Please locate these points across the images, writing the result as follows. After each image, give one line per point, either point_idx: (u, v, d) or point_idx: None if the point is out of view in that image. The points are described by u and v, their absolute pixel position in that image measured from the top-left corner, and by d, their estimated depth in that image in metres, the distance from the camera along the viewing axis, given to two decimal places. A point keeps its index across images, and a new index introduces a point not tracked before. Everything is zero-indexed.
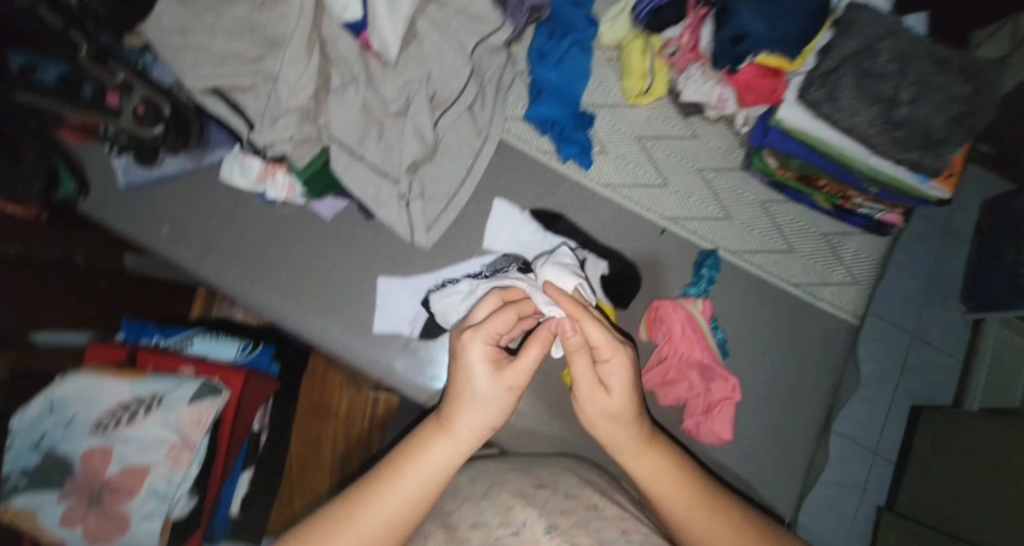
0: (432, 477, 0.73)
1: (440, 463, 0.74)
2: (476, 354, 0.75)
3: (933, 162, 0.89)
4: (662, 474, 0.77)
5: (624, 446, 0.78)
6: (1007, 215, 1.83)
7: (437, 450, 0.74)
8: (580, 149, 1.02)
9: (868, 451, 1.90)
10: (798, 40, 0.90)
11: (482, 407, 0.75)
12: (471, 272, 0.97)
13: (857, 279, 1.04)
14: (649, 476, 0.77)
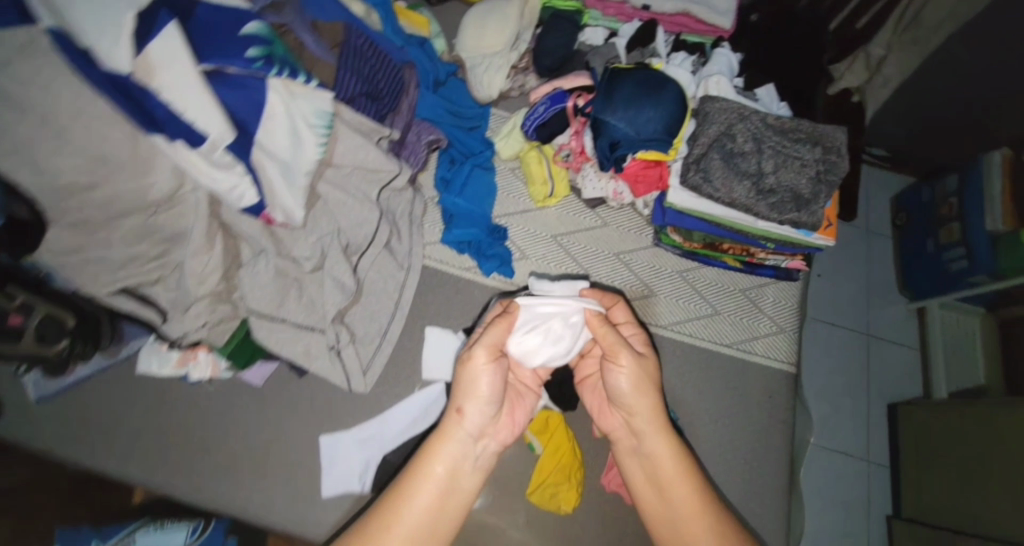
0: (449, 473, 0.76)
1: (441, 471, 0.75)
2: (478, 362, 0.77)
3: (809, 218, 0.98)
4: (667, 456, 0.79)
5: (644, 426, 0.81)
6: (917, 206, 1.77)
7: (440, 459, 0.76)
8: (500, 261, 1.06)
9: (863, 462, 1.70)
10: (666, 136, 0.99)
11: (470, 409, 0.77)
12: (417, 409, 0.96)
13: (782, 327, 1.10)
14: (659, 455, 0.80)
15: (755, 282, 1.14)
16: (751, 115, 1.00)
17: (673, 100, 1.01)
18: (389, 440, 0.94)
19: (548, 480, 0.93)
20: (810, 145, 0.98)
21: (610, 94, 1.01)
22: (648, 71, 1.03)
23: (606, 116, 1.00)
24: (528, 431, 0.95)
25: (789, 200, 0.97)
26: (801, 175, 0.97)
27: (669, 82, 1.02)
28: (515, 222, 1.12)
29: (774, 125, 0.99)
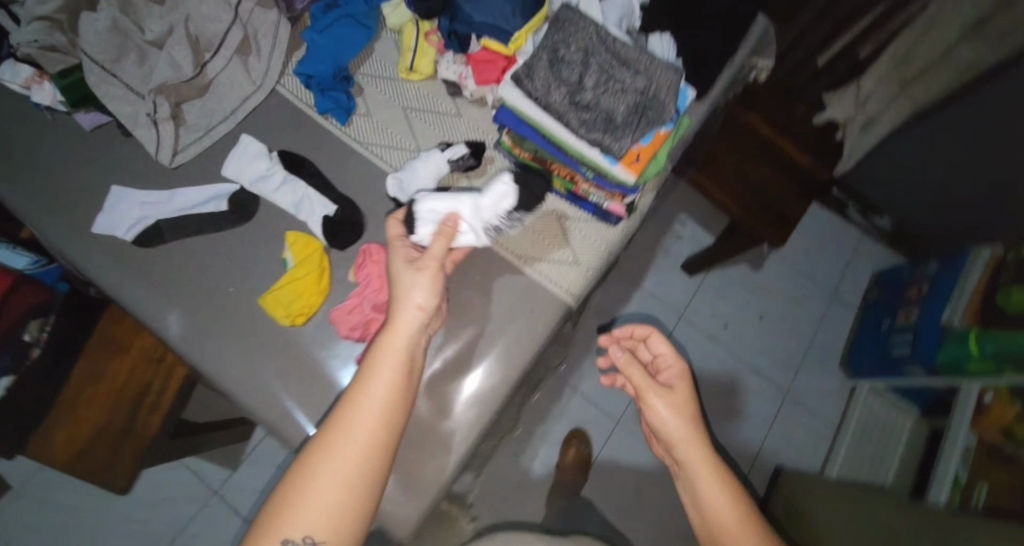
0: (395, 357, 0.87)
1: (732, 511, 0.86)
2: (397, 257, 0.94)
3: (611, 146, 0.97)
4: (744, 544, 0.83)
5: (727, 523, 0.86)
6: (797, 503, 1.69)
7: (722, 484, 0.89)
8: (333, 104, 1.11)
9: None
10: (506, 26, 1.00)
11: (699, 484, 0.90)
12: (203, 197, 1.03)
13: (578, 261, 1.10)
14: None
15: (574, 214, 1.13)
16: (599, 30, 0.99)
17: None
18: (164, 212, 1.01)
19: (283, 294, 0.97)
20: (643, 75, 0.97)
21: None
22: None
23: None
24: (285, 246, 1.00)
25: (600, 123, 0.97)
26: (620, 101, 0.96)
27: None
28: (375, 84, 1.17)
29: (617, 47, 0.99)
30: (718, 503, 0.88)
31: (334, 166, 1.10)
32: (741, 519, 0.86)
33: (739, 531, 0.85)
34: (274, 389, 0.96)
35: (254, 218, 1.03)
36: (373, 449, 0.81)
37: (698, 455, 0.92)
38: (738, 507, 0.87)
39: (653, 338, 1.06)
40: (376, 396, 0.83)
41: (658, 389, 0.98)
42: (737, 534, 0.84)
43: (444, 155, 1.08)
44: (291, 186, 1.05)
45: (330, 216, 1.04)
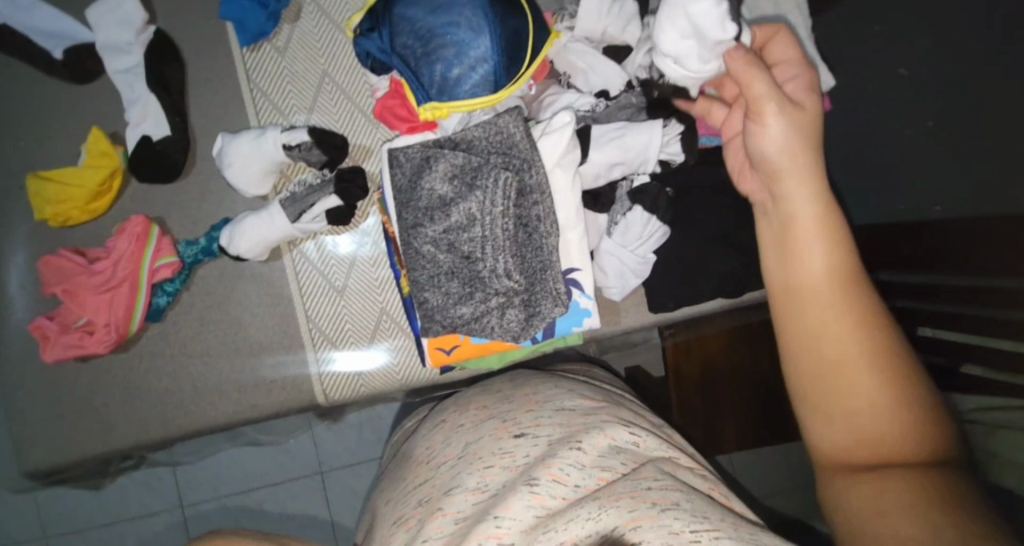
0: None
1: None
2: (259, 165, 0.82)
3: (427, 317, 0.71)
4: (870, 374, 0.49)
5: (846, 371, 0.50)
6: None
7: (873, 338, 0.50)
8: (238, 17, 0.87)
9: None
10: (435, 87, 0.70)
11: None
12: (55, 27, 0.87)
13: (359, 370, 0.90)
14: (855, 382, 0.50)
15: (402, 321, 0.91)
16: (524, 185, 0.68)
17: (484, 65, 0.70)
18: (7, 16, 0.86)
19: (44, 191, 0.83)
20: (517, 278, 0.68)
21: None
22: (514, 15, 0.70)
23: None
24: (85, 141, 0.85)
25: (427, 285, 0.70)
26: (466, 283, 0.69)
27: (508, 44, 0.70)
28: (314, 21, 0.90)
29: (524, 218, 0.69)
30: (816, 265, 0.54)
31: (207, 85, 0.89)
32: (844, 293, 0.52)
33: (839, 341, 0.51)
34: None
35: (90, 86, 0.87)
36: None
37: (819, 299, 0.53)
38: (880, 348, 0.50)
39: (773, 120, 0.57)
40: None
41: (784, 102, 0.57)
42: (866, 387, 0.49)
43: (279, 138, 0.82)
44: (135, 79, 0.86)
45: (153, 139, 0.86)
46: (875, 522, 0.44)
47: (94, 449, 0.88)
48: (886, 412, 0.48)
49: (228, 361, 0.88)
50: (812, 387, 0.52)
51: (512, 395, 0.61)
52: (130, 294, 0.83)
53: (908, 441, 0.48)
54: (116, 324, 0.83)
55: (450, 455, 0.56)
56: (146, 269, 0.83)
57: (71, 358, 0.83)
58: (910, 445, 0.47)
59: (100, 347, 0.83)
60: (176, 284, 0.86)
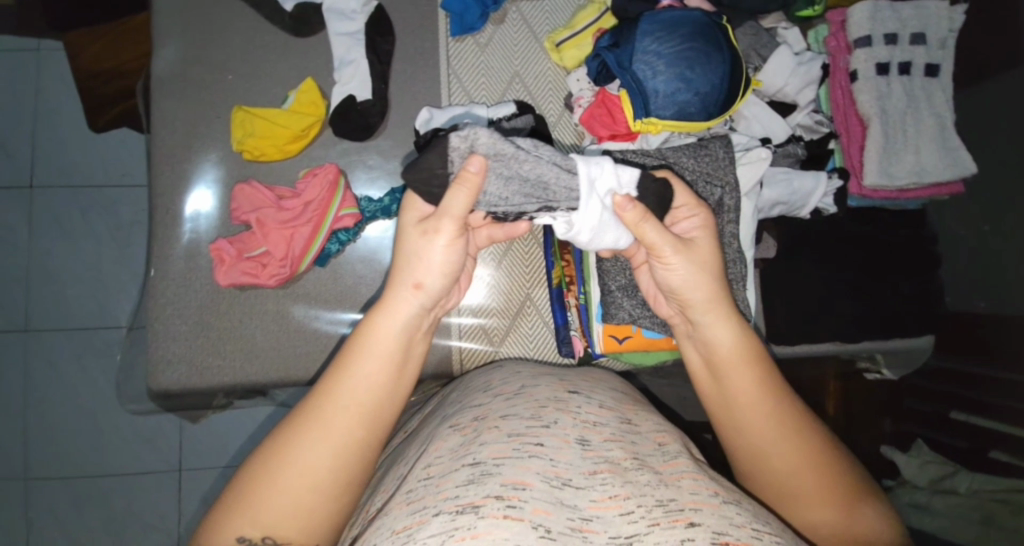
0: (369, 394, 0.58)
1: (392, 339, 0.60)
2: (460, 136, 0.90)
3: (612, 303, 0.78)
4: (763, 422, 0.59)
5: (747, 418, 0.60)
6: None
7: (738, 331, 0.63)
8: (459, 11, 0.96)
9: None
10: (658, 104, 0.79)
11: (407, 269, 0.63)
12: None
13: (496, 348, 0.94)
14: (758, 435, 0.59)
15: (544, 311, 0.96)
16: (723, 202, 0.77)
17: (705, 94, 0.79)
18: None
19: (250, 125, 0.88)
20: None
21: (688, 28, 0.79)
22: (731, 50, 0.80)
23: (654, 24, 0.80)
24: (296, 87, 0.91)
25: (622, 276, 0.77)
26: None
27: (728, 81, 0.79)
28: (518, 27, 0.99)
29: (544, 189, 0.63)
30: (738, 367, 0.61)
31: (411, 62, 0.97)
32: (738, 357, 0.62)
33: (773, 439, 0.59)
34: (176, 184, 0.89)
35: (306, 41, 0.94)
36: (372, 410, 0.58)
37: (747, 403, 0.60)
38: (766, 385, 0.60)
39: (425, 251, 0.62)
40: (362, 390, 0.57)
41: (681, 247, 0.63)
42: (756, 416, 0.60)
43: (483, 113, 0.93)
44: (353, 43, 0.93)
45: (358, 98, 0.92)
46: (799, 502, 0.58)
47: (228, 379, 0.88)
48: (807, 470, 0.58)
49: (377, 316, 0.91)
50: (731, 428, 0.61)
51: (585, 384, 0.74)
52: (310, 235, 0.86)
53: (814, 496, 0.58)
54: (291, 260, 0.86)
55: (513, 401, 0.65)
56: (331, 215, 0.87)
57: (240, 285, 0.86)
58: (808, 471, 0.58)
59: (269, 280, 0.86)
60: (349, 235, 0.90)
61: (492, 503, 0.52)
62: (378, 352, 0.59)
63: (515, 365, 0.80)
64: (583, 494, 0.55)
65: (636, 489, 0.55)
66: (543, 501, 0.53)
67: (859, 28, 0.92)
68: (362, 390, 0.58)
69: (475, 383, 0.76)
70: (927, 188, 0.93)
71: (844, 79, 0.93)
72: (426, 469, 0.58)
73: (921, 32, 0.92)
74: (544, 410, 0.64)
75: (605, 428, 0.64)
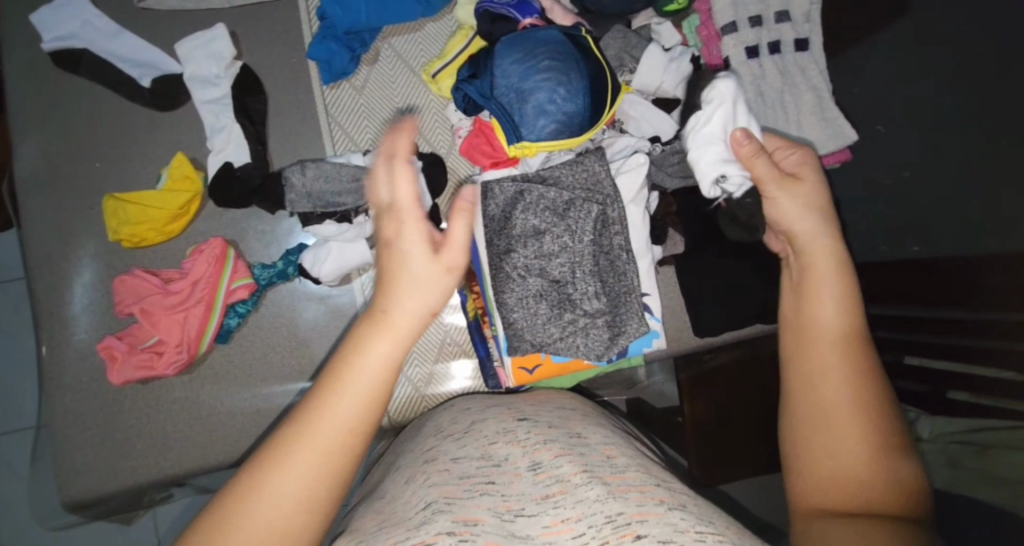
0: (365, 410, 0.43)
1: (387, 374, 0.44)
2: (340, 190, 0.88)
3: (514, 335, 0.76)
4: (842, 385, 0.53)
5: (832, 370, 0.54)
6: None
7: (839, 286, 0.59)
8: (326, 58, 0.94)
9: None
10: (527, 127, 0.78)
11: (421, 289, 0.46)
12: (141, 58, 0.91)
13: (422, 392, 0.92)
14: (830, 395, 0.54)
15: (465, 345, 0.94)
16: (607, 215, 0.76)
17: (573, 109, 0.78)
18: (96, 46, 0.90)
19: (121, 213, 0.85)
20: (603, 300, 0.75)
21: (545, 47, 0.78)
22: (591, 61, 0.79)
23: (510, 47, 0.79)
24: (166, 165, 0.88)
25: (518, 306, 0.75)
26: (557, 304, 0.74)
27: (594, 93, 0.79)
28: (392, 63, 0.98)
29: (360, 184, 0.87)
30: (829, 326, 0.57)
31: (287, 118, 0.94)
32: (846, 335, 0.56)
33: (844, 400, 0.53)
34: (55, 285, 0.85)
35: (173, 116, 0.91)
36: (346, 465, 0.42)
37: (831, 358, 0.55)
38: (850, 352, 0.55)
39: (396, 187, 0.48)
40: (344, 412, 0.42)
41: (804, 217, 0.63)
42: (832, 379, 0.54)
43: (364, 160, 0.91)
44: (220, 109, 0.91)
45: (234, 164, 0.89)
46: (843, 476, 0.51)
47: (143, 477, 0.85)
48: (864, 447, 0.51)
49: (290, 384, 0.88)
50: (802, 385, 0.56)
51: (531, 408, 0.73)
52: (203, 314, 0.84)
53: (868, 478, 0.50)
54: (187, 343, 0.83)
55: (464, 442, 0.66)
56: (223, 290, 0.84)
57: (137, 380, 0.82)
58: (872, 460, 0.51)
59: (167, 368, 0.82)
60: (247, 305, 0.87)
61: (444, 538, 0.48)
62: (361, 389, 0.43)
63: (465, 404, 0.78)
64: (532, 522, 0.53)
65: (586, 508, 0.53)
66: (494, 534, 0.50)
67: (723, 16, 0.92)
68: (334, 439, 0.42)
69: (427, 429, 0.76)
70: (817, 161, 0.93)
71: (719, 67, 0.94)
72: (381, 519, 0.56)
73: (784, 10, 0.92)
74: (494, 447, 0.64)
75: (555, 447, 0.63)
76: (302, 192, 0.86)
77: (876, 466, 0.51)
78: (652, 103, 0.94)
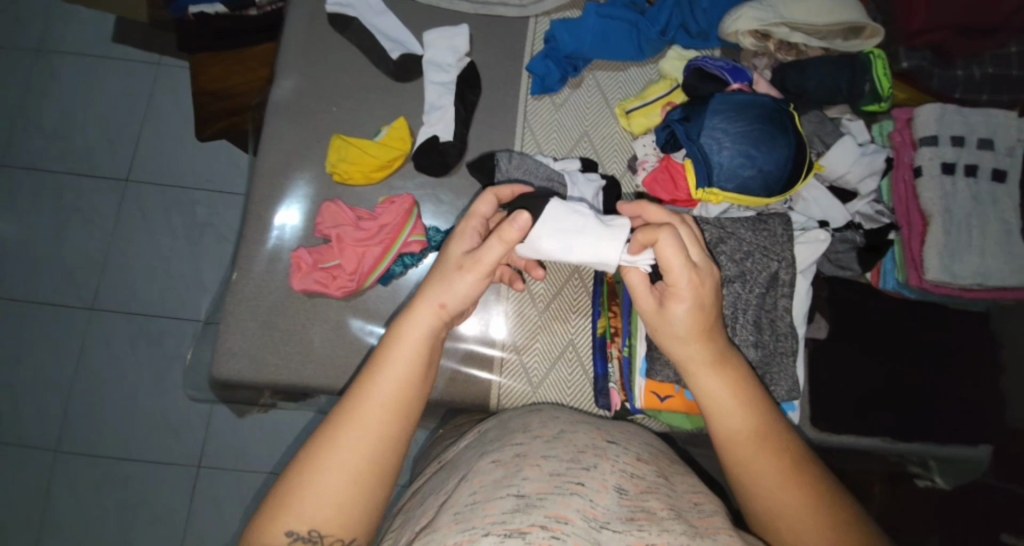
0: (394, 393, 0.61)
1: (411, 353, 0.63)
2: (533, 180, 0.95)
3: None
4: (757, 452, 0.57)
5: (738, 435, 0.58)
6: None
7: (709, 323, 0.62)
8: (541, 74, 1.06)
9: None
10: (720, 176, 0.84)
11: (446, 289, 0.65)
12: (395, 35, 1.07)
13: (534, 387, 0.97)
14: (758, 467, 0.57)
15: (584, 358, 0.98)
16: (778, 276, 0.79)
17: (766, 172, 0.84)
18: (366, 18, 1.08)
19: (344, 152, 0.99)
20: (759, 354, 0.75)
21: (755, 112, 0.85)
22: (794, 135, 0.85)
23: (723, 103, 0.86)
24: (388, 124, 1.02)
25: None
26: None
27: (789, 164, 0.84)
28: (594, 92, 1.08)
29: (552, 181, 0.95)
30: (726, 403, 0.60)
31: (492, 114, 1.07)
32: (742, 399, 0.60)
33: (767, 464, 0.57)
34: (271, 196, 1.00)
35: (403, 87, 1.06)
36: (384, 434, 0.59)
37: (735, 432, 0.59)
38: (755, 416, 0.59)
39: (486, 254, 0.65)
40: (380, 397, 0.60)
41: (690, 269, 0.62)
42: (749, 449, 0.58)
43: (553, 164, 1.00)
44: (443, 92, 1.04)
45: (441, 139, 1.02)
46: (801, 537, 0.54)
47: (278, 379, 0.94)
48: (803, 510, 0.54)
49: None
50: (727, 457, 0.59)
51: (619, 434, 0.74)
52: (379, 254, 0.94)
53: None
54: (359, 275, 0.93)
55: (554, 444, 0.69)
56: (402, 239, 0.95)
57: (311, 292, 0.93)
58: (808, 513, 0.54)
59: (337, 290, 0.93)
60: (414, 259, 0.97)
61: (539, 531, 0.54)
62: (398, 369, 0.62)
63: (555, 412, 0.80)
64: (618, 538, 0.55)
65: (671, 539, 0.56)
66: (582, 538, 0.54)
67: (925, 128, 0.95)
68: (371, 419, 0.59)
69: (516, 422, 0.79)
70: (987, 291, 0.92)
71: (908, 173, 0.95)
72: (474, 492, 0.63)
73: (989, 138, 0.94)
74: (583, 455, 0.66)
75: (640, 479, 0.64)
76: (505, 176, 0.96)
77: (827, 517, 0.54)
78: (831, 189, 0.97)
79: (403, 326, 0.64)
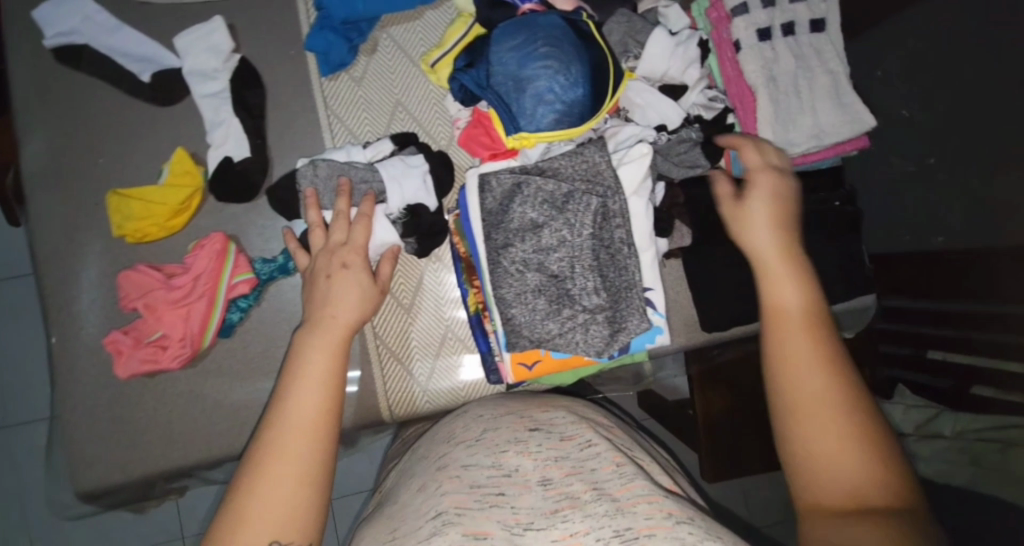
0: (315, 410, 0.59)
1: (326, 361, 0.64)
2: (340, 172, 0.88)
3: (513, 331, 0.75)
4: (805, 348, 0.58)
5: (799, 344, 0.58)
6: None
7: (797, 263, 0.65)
8: (323, 50, 0.92)
9: None
10: (525, 118, 0.76)
11: (342, 298, 0.71)
12: (141, 52, 0.90)
13: (424, 386, 0.92)
14: (805, 383, 0.56)
15: (467, 340, 0.93)
16: (608, 208, 0.74)
17: (572, 98, 0.76)
18: (97, 41, 0.90)
19: (123, 208, 0.85)
20: (603, 295, 0.73)
21: (543, 34, 0.76)
22: (592, 49, 0.77)
23: (508, 34, 0.77)
24: (168, 160, 0.88)
25: (518, 302, 0.74)
26: (556, 300, 0.73)
27: (594, 82, 0.76)
28: (391, 52, 0.95)
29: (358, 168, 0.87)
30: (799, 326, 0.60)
31: (286, 111, 0.94)
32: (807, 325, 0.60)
33: (806, 356, 0.57)
34: (66, 281, 0.87)
35: (173, 111, 0.91)
36: (315, 457, 0.57)
37: (791, 339, 0.59)
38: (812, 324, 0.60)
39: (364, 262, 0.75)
40: (299, 421, 0.58)
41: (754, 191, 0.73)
42: (804, 376, 0.56)
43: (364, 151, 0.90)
44: (219, 103, 0.90)
45: (234, 159, 0.89)
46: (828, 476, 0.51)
47: (148, 471, 0.86)
48: (836, 448, 0.51)
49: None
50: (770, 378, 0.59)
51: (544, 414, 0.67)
52: (206, 309, 0.84)
53: (863, 480, 0.49)
54: (190, 338, 0.84)
55: (472, 449, 0.60)
56: (225, 285, 0.85)
57: (144, 373, 0.84)
58: (841, 453, 0.51)
59: (172, 362, 0.84)
60: (248, 300, 0.87)
61: None
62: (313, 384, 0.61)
63: (479, 409, 0.70)
64: (541, 537, 0.49)
65: (595, 522, 0.50)
66: None
67: None
68: (296, 446, 0.56)
69: (440, 431, 0.68)
70: (829, 149, 0.90)
71: (730, 50, 0.89)
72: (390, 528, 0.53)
73: None
74: (505, 455, 0.58)
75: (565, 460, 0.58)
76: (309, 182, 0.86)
77: (853, 444, 0.51)
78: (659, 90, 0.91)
79: (306, 346, 0.65)
